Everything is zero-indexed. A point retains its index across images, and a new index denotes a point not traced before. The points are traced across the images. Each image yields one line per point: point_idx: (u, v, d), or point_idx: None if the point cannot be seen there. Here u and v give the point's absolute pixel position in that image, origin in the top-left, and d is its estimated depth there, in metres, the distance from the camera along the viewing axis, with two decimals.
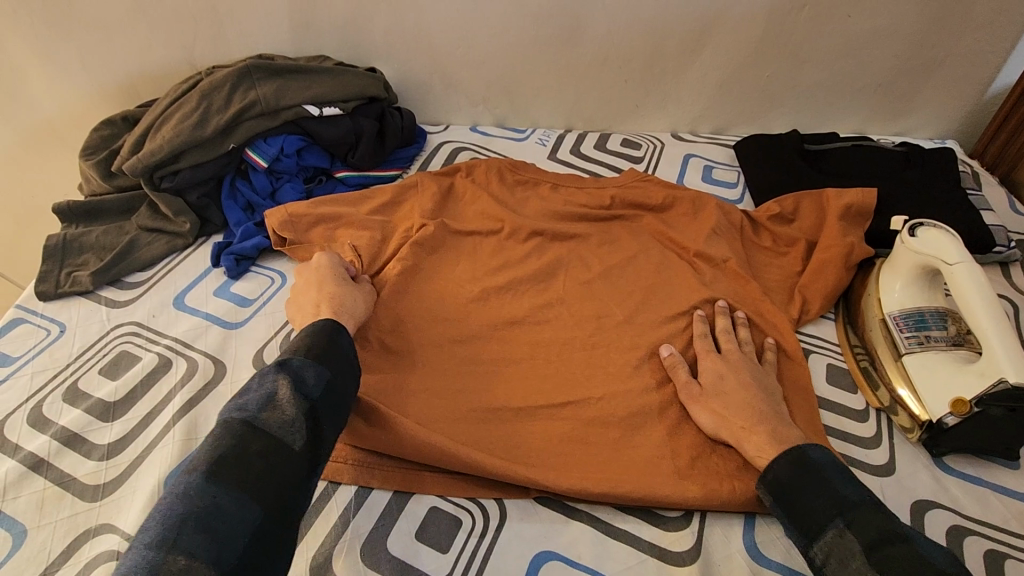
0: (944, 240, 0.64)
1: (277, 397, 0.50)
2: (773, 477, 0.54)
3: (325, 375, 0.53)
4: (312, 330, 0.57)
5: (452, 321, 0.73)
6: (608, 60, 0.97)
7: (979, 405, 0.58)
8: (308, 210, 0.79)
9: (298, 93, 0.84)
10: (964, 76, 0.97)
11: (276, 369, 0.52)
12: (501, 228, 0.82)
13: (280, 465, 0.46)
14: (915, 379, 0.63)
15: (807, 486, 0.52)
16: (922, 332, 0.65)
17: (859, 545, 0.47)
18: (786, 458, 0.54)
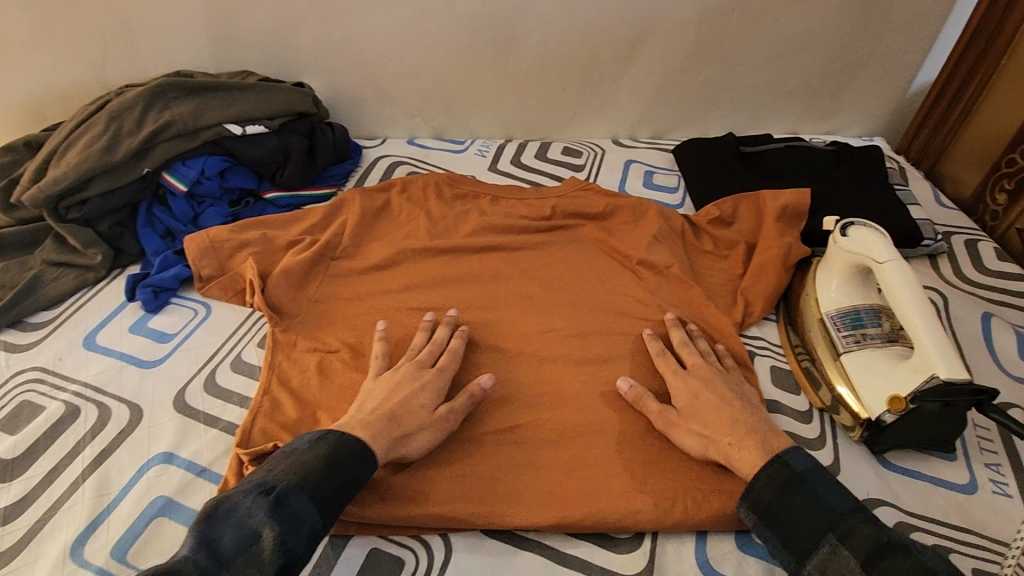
0: (875, 239, 0.65)
1: (254, 547, 0.46)
2: (756, 496, 0.53)
3: (314, 520, 0.49)
4: (318, 449, 0.52)
5: (392, 346, 0.69)
6: (544, 70, 0.96)
7: (913, 402, 0.58)
8: (231, 235, 0.75)
9: (218, 112, 0.79)
10: (887, 76, 1.01)
11: (271, 504, 0.48)
12: (441, 246, 0.80)
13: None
14: (854, 378, 0.64)
15: (794, 505, 0.52)
16: (859, 330, 0.66)
17: (855, 561, 0.47)
18: (769, 475, 0.54)
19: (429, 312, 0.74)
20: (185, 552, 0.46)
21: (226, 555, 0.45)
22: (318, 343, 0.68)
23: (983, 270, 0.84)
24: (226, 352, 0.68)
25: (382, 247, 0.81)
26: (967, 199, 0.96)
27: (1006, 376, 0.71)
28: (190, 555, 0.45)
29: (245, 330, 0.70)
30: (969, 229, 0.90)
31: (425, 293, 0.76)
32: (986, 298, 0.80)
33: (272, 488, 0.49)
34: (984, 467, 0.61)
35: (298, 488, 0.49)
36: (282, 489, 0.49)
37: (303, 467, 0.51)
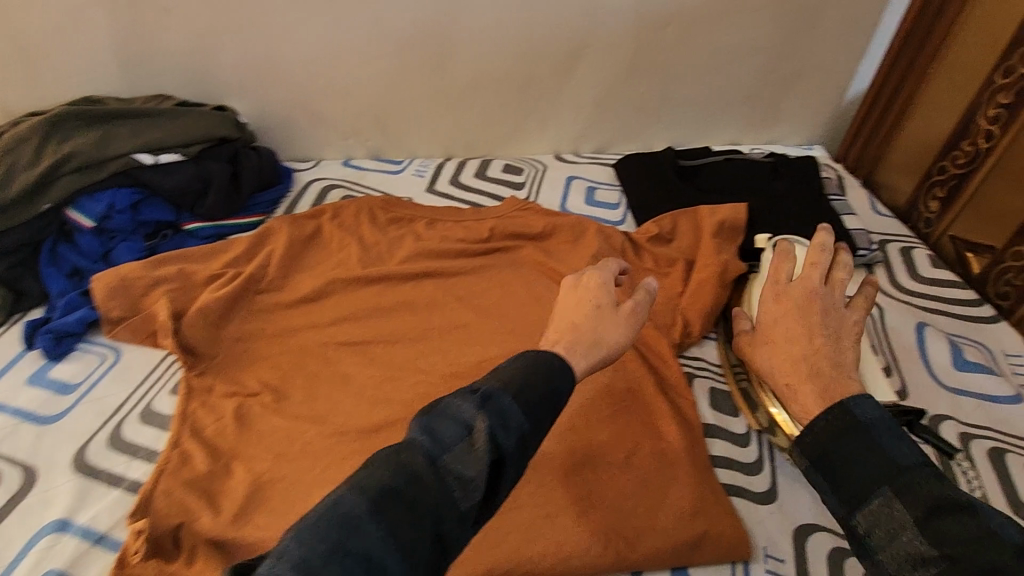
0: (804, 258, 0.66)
1: (471, 440, 0.37)
2: (811, 440, 0.44)
3: (522, 425, 0.39)
4: (526, 359, 0.43)
5: (318, 386, 0.66)
6: (480, 86, 0.94)
7: None
8: (144, 272, 0.71)
9: (127, 141, 0.75)
10: (823, 85, 1.01)
11: (479, 399, 0.39)
12: (374, 274, 0.77)
13: (411, 523, 0.34)
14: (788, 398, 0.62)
15: (850, 451, 0.42)
16: None
17: (915, 518, 0.39)
18: (826, 419, 0.45)
19: (359, 346, 0.70)
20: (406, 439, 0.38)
21: (440, 445, 0.37)
22: (238, 387, 0.64)
23: (918, 279, 0.85)
24: (135, 402, 0.63)
25: (311, 278, 0.77)
26: (901, 205, 0.97)
27: (941, 387, 0.71)
28: (412, 438, 0.37)
29: (158, 377, 0.66)
30: (904, 236, 0.91)
31: (355, 326, 0.72)
32: (921, 308, 0.81)
33: (480, 387, 0.40)
34: None
35: (508, 394, 0.40)
36: (491, 391, 0.39)
37: (504, 372, 0.41)
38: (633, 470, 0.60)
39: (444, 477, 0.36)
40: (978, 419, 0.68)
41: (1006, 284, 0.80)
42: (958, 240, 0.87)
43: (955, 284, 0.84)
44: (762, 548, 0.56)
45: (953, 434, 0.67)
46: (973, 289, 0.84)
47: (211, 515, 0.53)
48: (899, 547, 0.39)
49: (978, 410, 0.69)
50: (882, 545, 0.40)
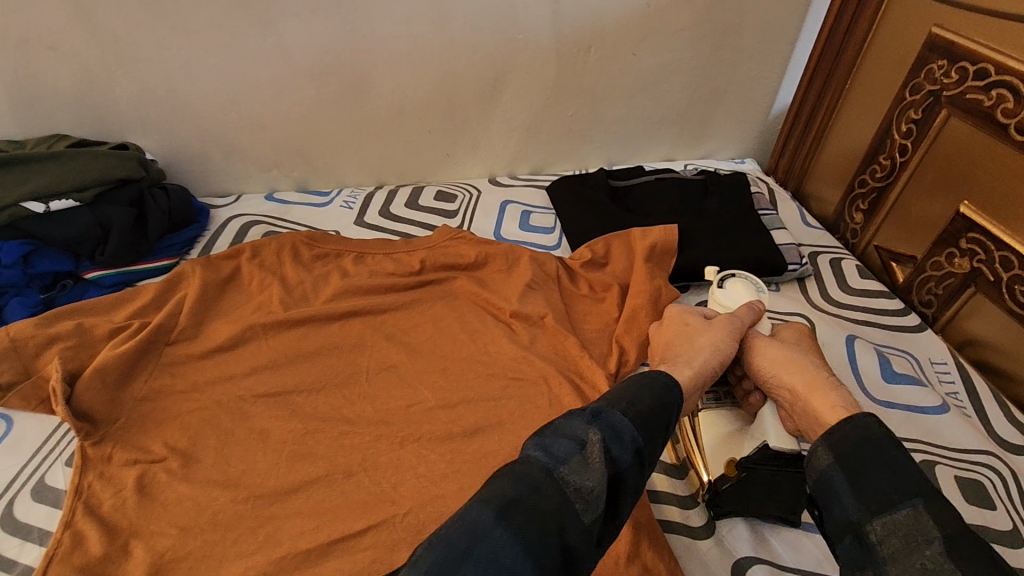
0: (743, 296, 0.64)
1: (588, 451, 0.40)
2: (840, 439, 0.44)
3: (636, 439, 0.43)
4: (640, 381, 0.48)
5: (232, 444, 0.61)
6: (405, 113, 0.91)
7: (743, 468, 0.56)
8: (35, 330, 0.65)
9: (11, 191, 0.69)
10: (749, 101, 1.03)
11: (590, 416, 0.43)
12: (295, 317, 0.72)
13: (538, 529, 0.36)
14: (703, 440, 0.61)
15: (875, 460, 0.41)
16: (720, 391, 0.64)
17: (938, 532, 0.37)
18: (856, 424, 0.44)
19: (279, 397, 0.66)
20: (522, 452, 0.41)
21: (557, 458, 0.40)
22: (141, 453, 0.59)
23: (847, 290, 0.86)
24: (27, 477, 0.59)
25: (228, 324, 0.72)
26: (830, 217, 0.99)
27: (873, 400, 0.72)
28: (530, 455, 0.40)
29: (52, 446, 0.61)
30: (833, 248, 0.93)
31: (276, 374, 0.68)
32: (851, 320, 0.82)
33: (591, 407, 0.44)
34: None
35: (622, 413, 0.44)
36: (600, 409, 0.44)
37: (623, 398, 0.45)
38: None
39: (565, 487, 0.38)
40: (909, 431, 0.69)
41: (929, 293, 0.82)
42: (882, 250, 0.89)
43: (882, 294, 0.86)
44: None
45: None
46: (898, 297, 0.86)
47: None
48: (915, 558, 0.36)
49: (908, 422, 0.70)
50: (894, 554, 0.38)
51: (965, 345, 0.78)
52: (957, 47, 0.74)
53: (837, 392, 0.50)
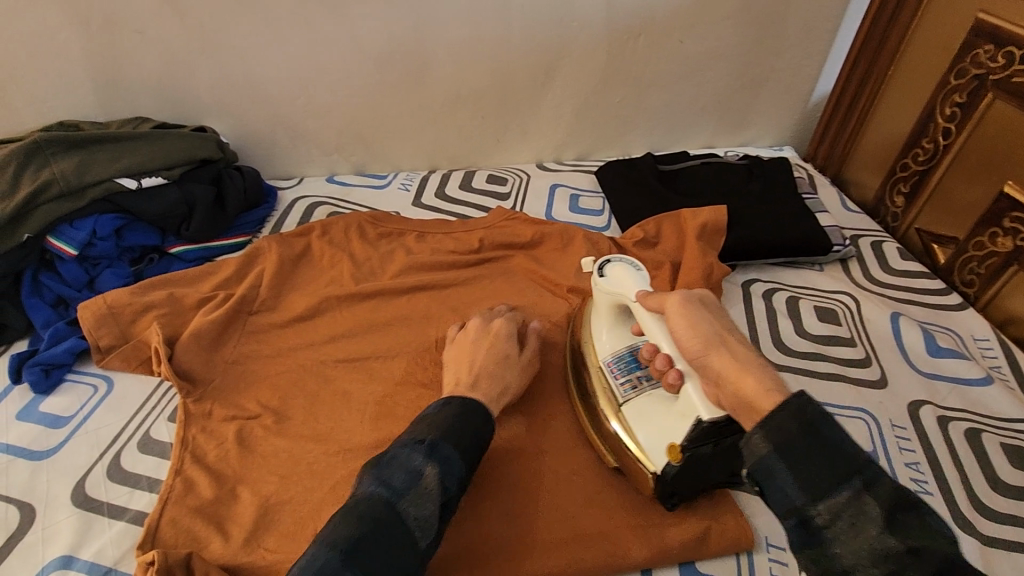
0: (626, 278, 0.63)
1: (421, 485, 0.48)
2: (777, 429, 0.40)
3: (460, 469, 0.50)
4: (461, 408, 0.55)
5: (320, 405, 0.66)
6: (461, 99, 0.95)
7: (688, 451, 0.52)
8: (131, 298, 0.69)
9: (106, 167, 0.73)
10: (790, 89, 1.05)
11: (427, 449, 0.50)
12: (367, 290, 0.77)
13: (379, 566, 0.43)
14: (635, 431, 0.58)
15: (816, 451, 0.39)
16: (633, 374, 0.62)
17: (878, 512, 0.37)
18: (791, 412, 0.40)
19: (358, 362, 0.70)
20: (363, 490, 0.48)
21: (395, 492, 0.47)
22: (238, 410, 0.64)
23: (889, 270, 0.89)
24: (132, 431, 0.63)
25: (304, 296, 0.76)
26: (870, 201, 1.01)
27: (918, 373, 0.75)
28: (371, 491, 0.47)
29: (153, 404, 0.65)
30: (873, 231, 0.96)
31: (353, 342, 0.72)
32: (894, 298, 0.85)
33: (426, 440, 0.50)
34: (904, 467, 0.66)
35: (449, 444, 0.51)
36: (434, 442, 0.50)
37: (450, 429, 0.52)
38: None
39: (403, 518, 0.46)
40: (954, 402, 0.72)
41: (971, 272, 0.84)
42: (924, 233, 0.91)
43: (924, 274, 0.88)
44: (764, 538, 0.60)
45: (931, 418, 0.71)
46: (940, 278, 0.89)
47: (221, 541, 0.54)
48: (860, 541, 0.38)
49: (952, 393, 0.73)
50: (840, 535, 0.38)
51: (1006, 323, 0.81)
52: (1003, 32, 0.77)
53: (761, 371, 0.45)
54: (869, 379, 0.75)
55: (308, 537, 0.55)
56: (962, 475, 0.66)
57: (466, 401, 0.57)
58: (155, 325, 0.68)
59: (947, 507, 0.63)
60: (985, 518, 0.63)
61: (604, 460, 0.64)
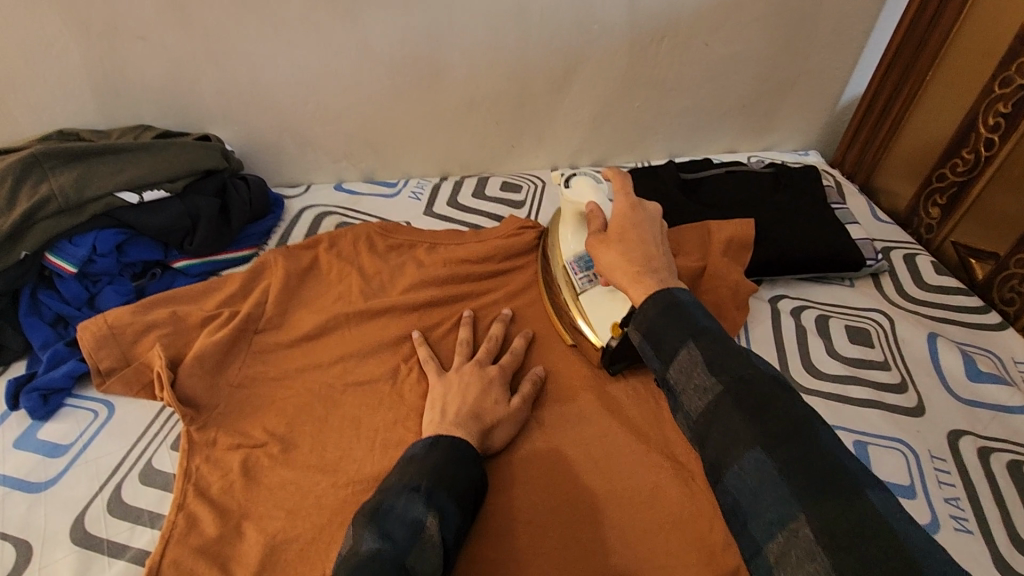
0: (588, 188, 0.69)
1: (424, 538, 0.47)
2: (641, 316, 0.51)
3: (456, 519, 0.50)
4: (447, 447, 0.54)
5: (328, 432, 0.63)
6: (475, 104, 0.91)
7: (625, 326, 0.65)
8: (132, 318, 0.67)
9: (108, 180, 0.70)
10: (818, 91, 1.00)
11: (424, 497, 0.49)
12: (377, 307, 0.73)
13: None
14: (587, 314, 0.69)
15: (668, 324, 0.48)
16: (591, 270, 0.70)
17: (705, 359, 0.45)
18: (653, 302, 0.50)
19: (369, 385, 0.67)
20: (362, 549, 0.45)
21: (401, 548, 0.45)
22: (243, 438, 0.62)
23: (924, 286, 0.85)
24: (133, 461, 0.60)
25: (312, 314, 0.73)
26: (901, 211, 0.97)
27: (957, 399, 0.71)
28: (375, 550, 0.44)
29: (154, 431, 0.62)
30: (906, 243, 0.91)
31: (363, 364, 0.69)
32: (930, 317, 0.81)
33: (422, 486, 0.50)
34: (944, 502, 0.63)
35: (445, 491, 0.50)
36: (432, 490, 0.50)
37: (443, 473, 0.52)
38: (655, 507, 0.60)
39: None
40: (996, 431, 0.69)
41: (1012, 290, 0.80)
42: (961, 246, 0.87)
43: (961, 291, 0.84)
44: None
45: (972, 450, 0.67)
46: (978, 294, 0.85)
47: None
48: (695, 385, 0.45)
49: (994, 422, 0.69)
50: (683, 389, 0.46)
51: None
52: None
53: (654, 277, 0.53)
54: (907, 407, 0.71)
55: None
56: (1008, 512, 0.62)
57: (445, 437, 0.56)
58: (156, 347, 0.65)
59: (991, 548, 0.60)
60: None
61: (623, 495, 0.61)
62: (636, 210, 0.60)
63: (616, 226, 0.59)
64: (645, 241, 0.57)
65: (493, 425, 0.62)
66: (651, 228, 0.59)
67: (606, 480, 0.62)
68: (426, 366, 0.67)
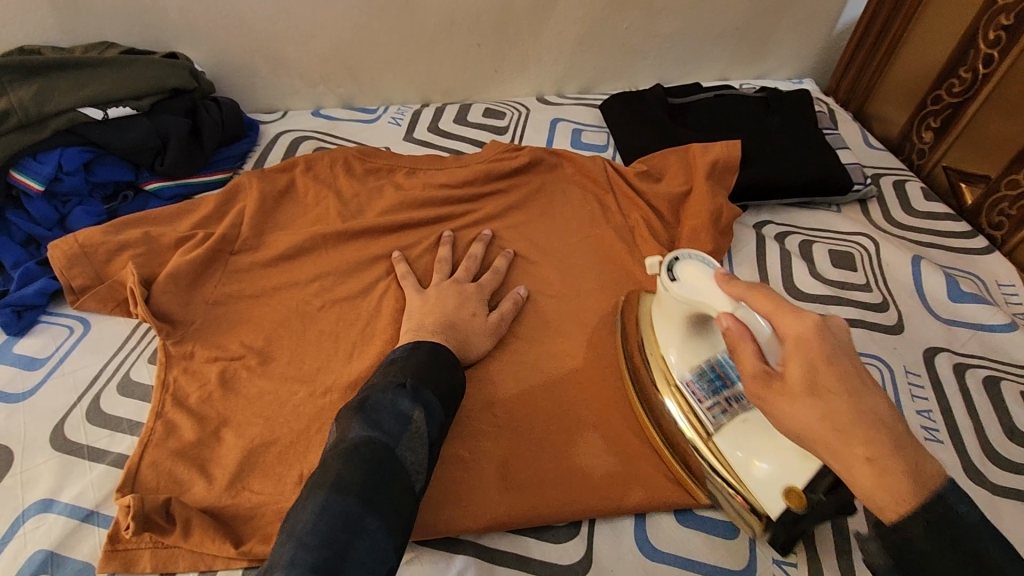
0: (703, 279, 0.51)
1: (412, 429, 0.47)
2: (897, 535, 0.35)
3: (440, 416, 0.51)
4: (427, 352, 0.54)
5: (306, 346, 0.63)
6: (455, 25, 0.87)
7: (811, 495, 0.46)
8: (104, 237, 0.66)
9: (69, 95, 0.68)
10: (815, 13, 0.96)
11: (411, 393, 0.49)
12: (355, 228, 0.72)
13: (393, 506, 0.43)
14: (734, 462, 0.51)
15: (941, 552, 0.34)
16: (721, 396, 0.53)
17: None
18: (919, 519, 0.34)
19: (345, 302, 0.67)
20: (353, 436, 0.45)
21: (393, 437, 0.46)
22: (220, 351, 0.62)
23: (912, 211, 0.84)
24: (110, 374, 0.60)
25: (288, 234, 0.72)
26: (894, 138, 0.94)
27: (936, 318, 0.71)
28: (365, 438, 0.45)
29: (131, 346, 0.63)
30: (896, 169, 0.89)
31: (340, 282, 0.69)
32: (914, 241, 0.80)
33: (410, 383, 0.50)
34: (915, 415, 0.64)
35: (430, 389, 0.51)
36: (418, 387, 0.50)
37: (428, 374, 0.52)
38: (622, 412, 0.61)
39: (403, 462, 0.45)
40: (973, 348, 0.69)
41: (1000, 214, 0.79)
42: (952, 171, 0.85)
43: (948, 215, 0.83)
44: None
45: (948, 366, 0.68)
46: (965, 220, 0.83)
47: (204, 483, 0.53)
48: None
49: (972, 339, 0.70)
50: None
51: None
52: None
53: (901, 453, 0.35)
54: (886, 325, 0.71)
55: (293, 479, 0.53)
56: (977, 423, 0.63)
57: (428, 343, 0.56)
58: (128, 263, 0.64)
59: (959, 456, 0.61)
60: (998, 467, 0.60)
61: (597, 400, 0.62)
62: (820, 333, 0.38)
63: (796, 359, 0.38)
64: (857, 387, 0.37)
65: (472, 342, 0.62)
66: (847, 355, 0.38)
67: (575, 387, 0.63)
68: (404, 285, 0.67)
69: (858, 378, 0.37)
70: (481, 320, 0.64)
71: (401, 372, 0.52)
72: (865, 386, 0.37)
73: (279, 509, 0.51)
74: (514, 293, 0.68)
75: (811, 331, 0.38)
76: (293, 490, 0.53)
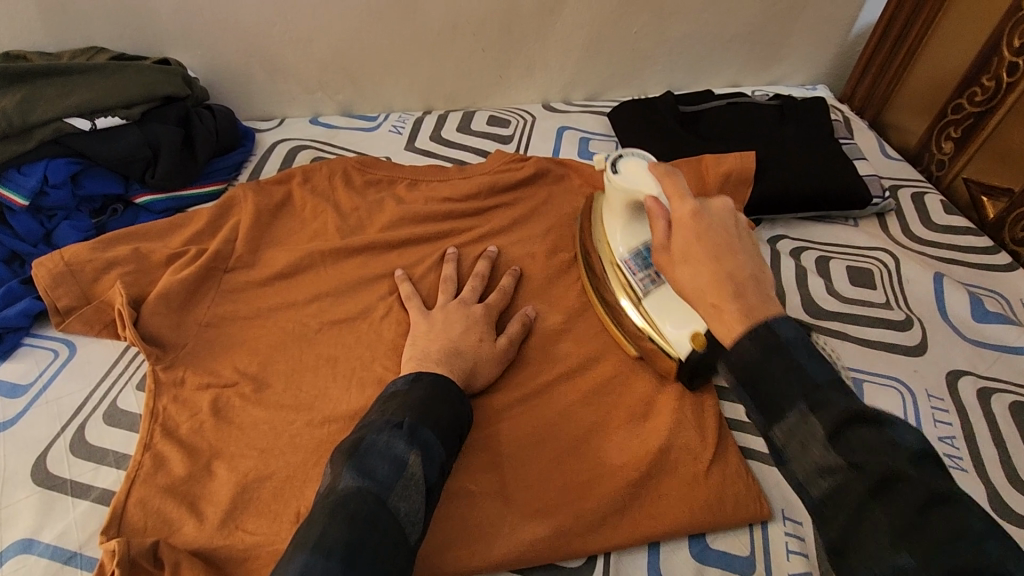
0: (642, 172, 0.58)
1: (407, 475, 0.44)
2: (734, 357, 0.39)
3: (441, 456, 0.48)
4: (428, 384, 0.51)
5: (302, 370, 0.60)
6: (458, 30, 0.84)
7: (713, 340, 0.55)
8: (91, 255, 0.63)
9: (55, 104, 0.65)
10: (830, 18, 0.93)
11: (407, 434, 0.46)
12: (354, 244, 0.69)
13: (379, 564, 0.40)
14: (657, 321, 0.59)
15: (776, 375, 0.37)
16: (651, 269, 0.61)
17: (823, 432, 0.35)
18: (751, 338, 0.38)
19: (343, 323, 0.64)
20: (343, 485, 0.43)
21: (385, 486, 0.43)
22: (213, 377, 0.59)
23: (932, 226, 0.81)
24: (96, 401, 0.58)
25: (285, 251, 0.69)
26: (911, 148, 0.91)
27: (961, 339, 0.69)
28: (354, 488, 0.42)
29: (119, 370, 0.60)
30: (915, 181, 0.86)
31: (339, 303, 0.66)
32: (934, 257, 0.77)
33: (408, 421, 0.47)
34: (939, 440, 0.61)
35: (429, 428, 0.48)
36: (416, 425, 0.47)
37: (428, 410, 0.49)
38: (636, 440, 0.58)
39: (395, 512, 0.42)
40: (999, 371, 0.66)
41: None
42: (972, 183, 0.83)
43: (970, 229, 0.80)
44: (780, 510, 0.55)
45: (972, 390, 0.65)
46: (987, 235, 0.81)
47: (194, 522, 0.50)
48: (808, 461, 0.35)
49: (998, 362, 0.67)
50: (794, 458, 0.36)
51: None
52: None
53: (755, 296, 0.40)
54: (908, 346, 0.68)
55: (290, 517, 0.51)
56: (1005, 451, 0.60)
57: (432, 375, 0.53)
58: (116, 283, 0.61)
59: (986, 487, 0.58)
60: None
61: (608, 425, 0.59)
62: (703, 213, 0.44)
63: (683, 235, 0.43)
64: (725, 250, 0.42)
65: (478, 367, 0.59)
66: (729, 223, 0.43)
67: (585, 414, 0.60)
68: (407, 305, 0.64)
69: (732, 248, 0.42)
70: (486, 342, 0.61)
71: (400, 408, 0.49)
72: (738, 248, 0.42)
73: (275, 551, 0.48)
74: (522, 314, 0.65)
75: (690, 213, 0.44)
76: (289, 529, 0.50)
